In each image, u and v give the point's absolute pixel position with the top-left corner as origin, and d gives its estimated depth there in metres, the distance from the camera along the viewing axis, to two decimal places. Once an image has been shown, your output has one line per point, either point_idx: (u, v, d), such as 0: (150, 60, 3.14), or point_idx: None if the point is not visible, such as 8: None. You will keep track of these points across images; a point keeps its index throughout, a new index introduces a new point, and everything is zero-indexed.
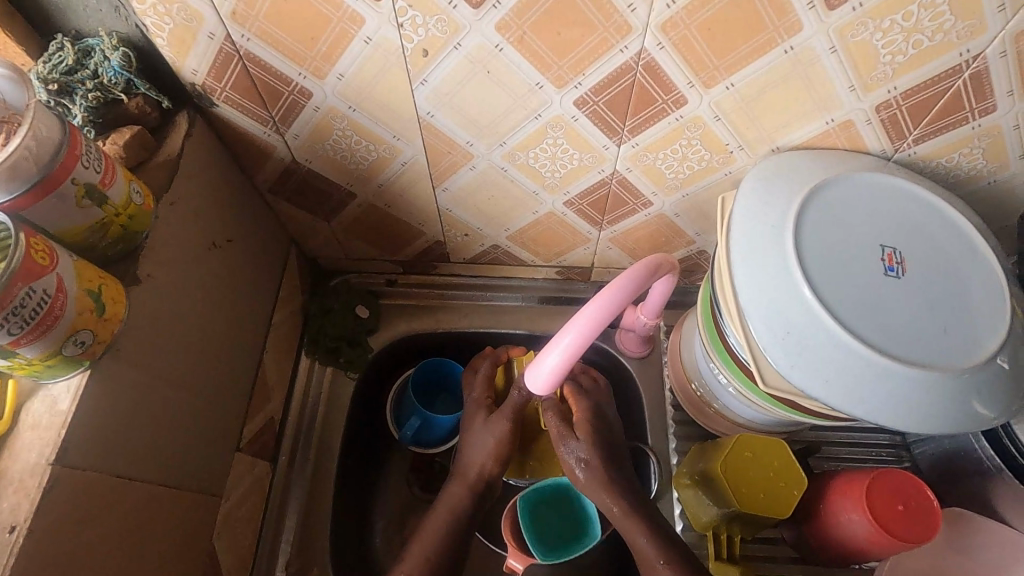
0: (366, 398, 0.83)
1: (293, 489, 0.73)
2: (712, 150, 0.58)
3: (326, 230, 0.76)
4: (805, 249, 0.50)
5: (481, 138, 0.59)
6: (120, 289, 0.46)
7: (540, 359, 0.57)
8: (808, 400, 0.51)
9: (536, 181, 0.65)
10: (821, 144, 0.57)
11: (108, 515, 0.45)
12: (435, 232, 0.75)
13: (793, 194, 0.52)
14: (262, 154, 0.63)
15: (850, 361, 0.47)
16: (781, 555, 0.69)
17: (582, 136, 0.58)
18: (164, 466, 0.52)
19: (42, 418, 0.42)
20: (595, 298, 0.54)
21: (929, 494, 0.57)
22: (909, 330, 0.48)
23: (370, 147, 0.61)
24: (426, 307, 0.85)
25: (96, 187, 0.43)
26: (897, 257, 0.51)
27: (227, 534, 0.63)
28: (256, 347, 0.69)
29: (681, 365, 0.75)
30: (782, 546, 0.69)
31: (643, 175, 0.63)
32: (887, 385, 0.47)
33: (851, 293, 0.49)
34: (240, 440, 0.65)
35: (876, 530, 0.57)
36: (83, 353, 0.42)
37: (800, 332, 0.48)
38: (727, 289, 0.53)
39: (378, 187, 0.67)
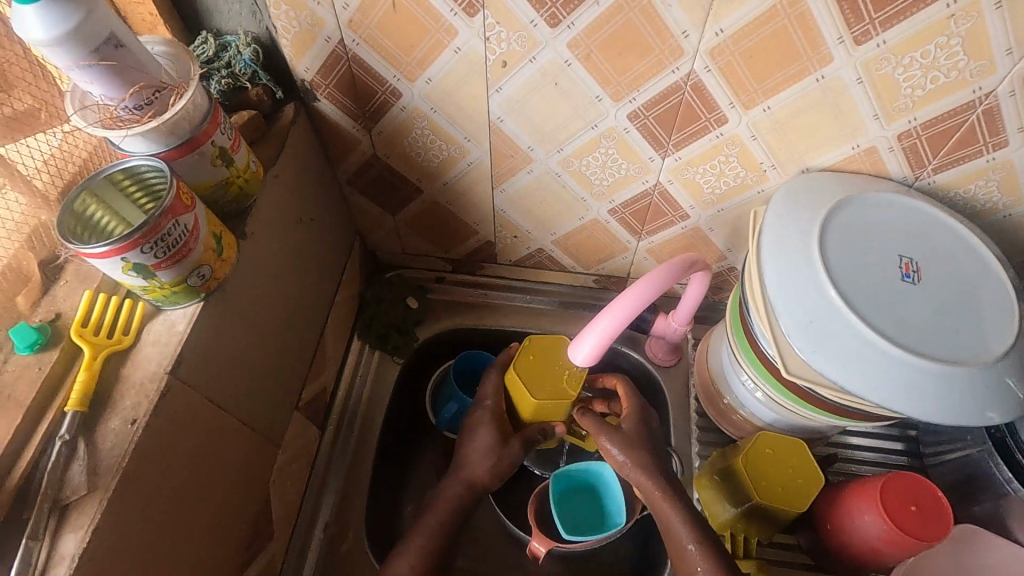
0: (407, 384, 0.90)
1: (337, 457, 0.79)
2: (748, 168, 0.65)
3: (389, 224, 0.84)
4: (827, 251, 0.56)
5: (541, 144, 0.67)
6: (233, 240, 0.54)
7: (581, 337, 0.62)
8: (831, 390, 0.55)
9: (585, 187, 0.72)
10: (847, 168, 0.63)
11: (199, 429, 0.51)
12: (487, 231, 0.83)
13: (821, 207, 0.58)
14: (349, 146, 0.72)
15: (865, 350, 0.52)
16: (796, 561, 0.72)
17: (631, 146, 0.65)
18: (242, 403, 0.59)
19: (161, 337, 0.49)
20: (637, 286, 0.60)
21: (939, 494, 0.60)
22: (922, 329, 0.53)
23: (442, 146, 0.70)
24: (472, 305, 0.92)
25: (227, 151, 0.52)
26: (913, 267, 0.56)
27: (280, 484, 0.69)
28: (320, 319, 0.76)
29: (708, 372, 0.80)
30: (797, 552, 0.72)
31: (683, 188, 0.70)
32: (903, 375, 0.51)
33: (869, 292, 0.54)
34: (299, 400, 0.72)
35: (891, 528, 0.60)
36: (200, 286, 0.50)
37: (820, 320, 0.53)
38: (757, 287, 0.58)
39: (442, 184, 0.76)
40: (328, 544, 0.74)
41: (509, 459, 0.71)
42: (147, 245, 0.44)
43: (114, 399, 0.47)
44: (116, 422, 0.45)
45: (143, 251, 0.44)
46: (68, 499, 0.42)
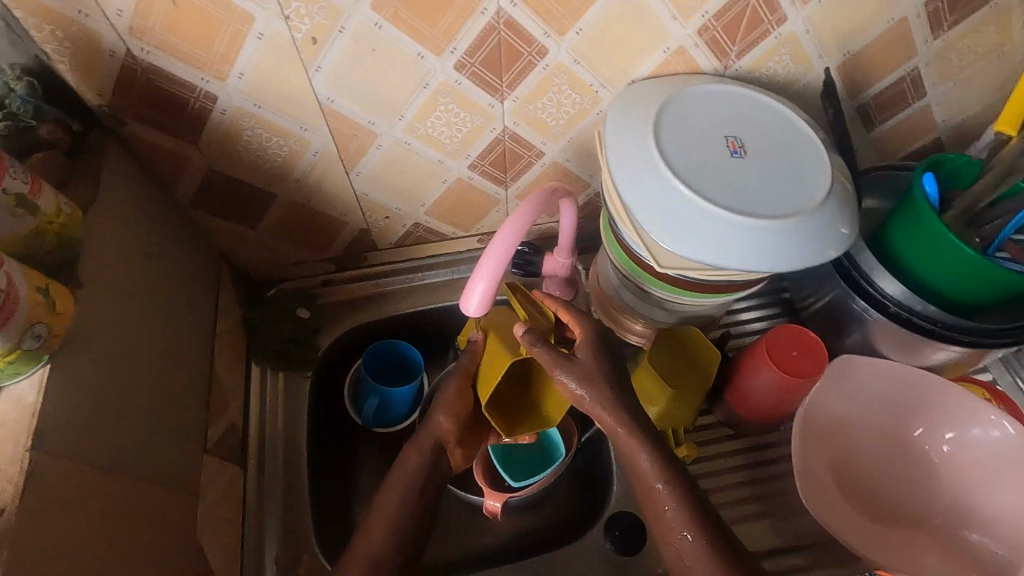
0: (323, 395, 0.87)
1: (268, 486, 0.76)
2: (581, 93, 0.68)
3: (253, 239, 0.80)
4: (664, 147, 0.60)
5: (380, 116, 0.66)
6: (67, 292, 0.49)
7: (470, 287, 0.59)
8: (701, 270, 0.61)
9: (438, 149, 0.72)
10: (666, 72, 0.68)
11: (89, 499, 0.47)
12: (357, 219, 0.81)
13: (650, 111, 0.62)
14: (179, 167, 0.66)
15: (715, 226, 0.57)
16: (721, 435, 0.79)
17: (468, 97, 0.66)
18: (135, 460, 0.54)
19: (10, 413, 0.44)
20: (507, 224, 0.59)
21: (811, 334, 0.68)
22: (757, 194, 0.59)
23: (281, 142, 0.66)
24: (367, 298, 0.90)
25: (27, 196, 0.47)
26: (739, 144, 0.62)
27: (211, 531, 0.65)
28: (205, 354, 0.71)
29: (603, 296, 0.84)
30: (719, 427, 0.79)
31: (530, 127, 0.72)
32: (753, 238, 0.57)
33: (707, 174, 0.59)
34: (206, 441, 0.67)
35: (784, 377, 0.67)
36: (41, 347, 0.45)
37: (673, 211, 0.58)
38: (617, 199, 0.62)
39: (295, 183, 0.72)
40: (284, 574, 0.71)
41: (444, 431, 0.71)
42: None
43: None
44: None
45: None
46: None
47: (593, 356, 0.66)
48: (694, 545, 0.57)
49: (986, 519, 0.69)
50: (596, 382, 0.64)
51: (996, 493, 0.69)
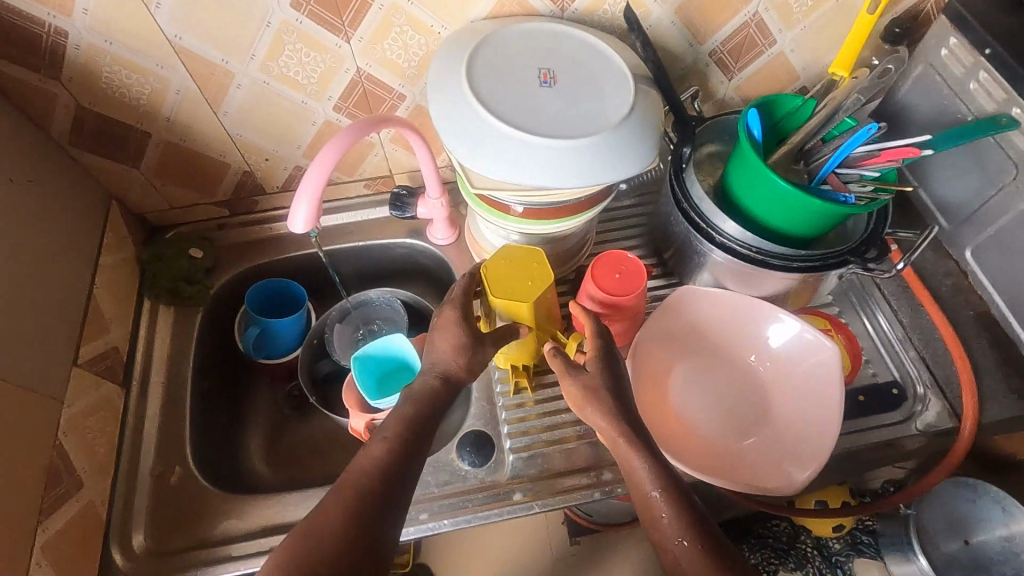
0: (215, 330, 0.93)
1: (149, 408, 0.82)
2: (424, 34, 0.73)
3: (139, 180, 0.85)
4: (476, 74, 0.64)
5: (232, 54, 0.71)
6: None
7: (294, 208, 0.64)
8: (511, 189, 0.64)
9: (298, 90, 0.77)
10: (504, 14, 0.73)
11: None
12: (237, 160, 0.86)
13: (467, 48, 0.66)
14: (47, 102, 0.72)
15: (510, 142, 0.60)
16: None
17: (312, 36, 0.71)
18: None
19: None
20: (330, 146, 0.64)
21: (636, 260, 0.72)
22: (557, 117, 0.63)
23: (140, 80, 0.72)
24: (261, 242, 0.96)
25: None
26: (550, 76, 0.66)
27: (78, 437, 0.71)
28: (83, 280, 0.77)
29: (474, 236, 0.90)
30: None
31: (383, 68, 0.76)
32: (547, 155, 0.61)
33: (512, 99, 0.63)
34: (76, 356, 0.73)
35: (604, 294, 0.70)
36: None
37: (474, 129, 0.61)
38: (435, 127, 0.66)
39: (165, 121, 0.78)
40: (157, 483, 0.77)
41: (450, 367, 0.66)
42: None
43: None
44: None
45: None
46: None
47: (600, 369, 0.65)
48: (690, 553, 0.54)
49: (802, 437, 0.73)
50: (600, 394, 0.63)
51: (814, 410, 0.74)
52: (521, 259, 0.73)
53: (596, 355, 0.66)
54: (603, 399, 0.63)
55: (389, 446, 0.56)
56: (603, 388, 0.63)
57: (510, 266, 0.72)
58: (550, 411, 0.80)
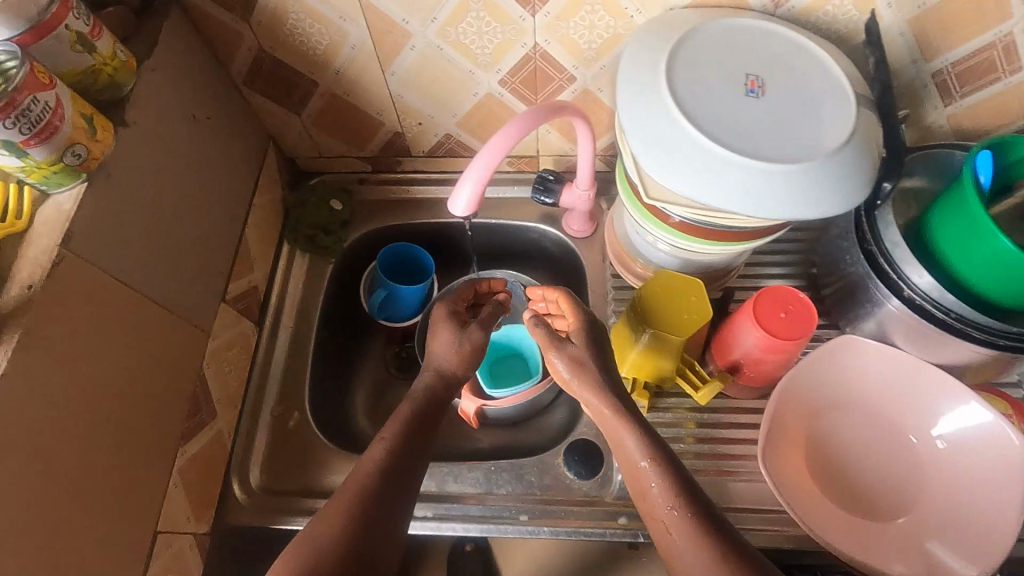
0: (342, 283, 0.95)
1: (277, 350, 0.85)
2: (615, 16, 0.67)
3: (298, 126, 0.86)
4: (676, 74, 0.58)
5: (414, 15, 0.68)
6: (109, 124, 0.56)
7: (456, 189, 0.61)
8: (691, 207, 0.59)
9: (469, 59, 0.74)
10: (708, 3, 0.65)
11: (105, 303, 0.56)
12: (391, 121, 0.85)
13: (666, 46, 0.59)
14: (233, 42, 0.72)
15: (704, 160, 0.55)
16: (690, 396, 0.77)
17: (498, 6, 0.66)
18: (154, 287, 0.63)
19: (51, 217, 0.53)
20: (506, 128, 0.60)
21: (806, 298, 0.64)
22: (761, 135, 0.56)
23: (322, 31, 0.71)
24: (397, 202, 0.96)
25: (86, 37, 0.54)
26: (759, 83, 0.58)
27: (217, 371, 0.74)
28: (238, 219, 0.79)
29: (616, 234, 0.85)
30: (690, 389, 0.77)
31: (561, 47, 0.71)
32: (752, 182, 0.54)
33: (713, 108, 0.57)
34: (224, 293, 0.76)
35: (765, 336, 0.64)
36: (80, 166, 0.53)
37: (667, 140, 0.56)
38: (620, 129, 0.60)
39: (335, 74, 0.77)
40: (276, 423, 0.81)
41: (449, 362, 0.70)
42: (9, 120, 0.47)
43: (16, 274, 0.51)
44: (16, 291, 0.50)
45: (6, 126, 0.47)
46: None
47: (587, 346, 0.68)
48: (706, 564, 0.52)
49: (961, 534, 0.65)
50: (586, 366, 0.67)
51: (981, 507, 0.65)
52: (669, 289, 0.69)
53: (581, 329, 0.70)
54: (593, 376, 0.66)
55: (386, 446, 0.60)
56: (595, 370, 0.66)
57: (664, 290, 0.70)
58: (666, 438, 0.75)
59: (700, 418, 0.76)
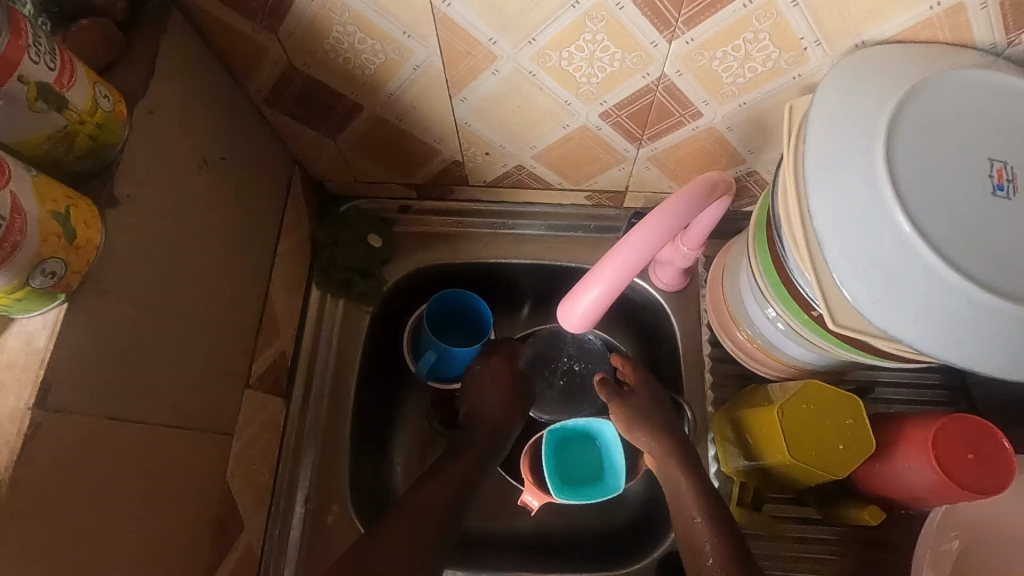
0: (381, 334, 0.79)
1: (309, 425, 0.71)
2: (783, 47, 0.49)
3: (331, 150, 0.68)
4: (896, 159, 0.41)
5: (506, 35, 0.50)
6: (93, 211, 0.40)
7: (579, 292, 0.48)
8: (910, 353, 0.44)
9: (568, 88, 0.56)
10: (918, 37, 0.47)
11: (102, 457, 0.41)
12: (451, 150, 0.67)
13: (874, 127, 0.42)
14: (253, 56, 0.54)
15: (936, 294, 0.39)
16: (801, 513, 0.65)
17: (625, 28, 0.48)
18: (164, 406, 0.48)
19: (19, 357, 0.38)
20: (659, 212, 0.46)
21: (1004, 441, 0.50)
22: (1015, 258, 0.40)
23: (377, 48, 0.52)
24: (447, 236, 0.79)
25: (52, 88, 0.36)
26: (1008, 174, 0.41)
27: (242, 473, 0.60)
28: (262, 278, 0.63)
29: (722, 299, 0.69)
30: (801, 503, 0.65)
31: (696, 80, 0.54)
32: (1020, 334, 0.40)
33: (947, 214, 0.40)
34: (249, 375, 0.61)
35: (943, 482, 0.51)
36: (56, 286, 0.37)
37: (881, 260, 0.40)
38: (810, 250, 0.43)
39: (386, 97, 0.59)
40: (312, 518, 0.68)
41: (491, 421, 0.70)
42: None
43: None
44: None
45: None
46: None
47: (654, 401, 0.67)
48: None
49: None
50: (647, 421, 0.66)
51: None
52: (819, 404, 0.55)
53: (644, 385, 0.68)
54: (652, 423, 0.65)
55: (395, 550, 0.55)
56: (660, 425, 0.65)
57: (809, 405, 0.55)
58: (769, 556, 0.64)
59: (813, 533, 0.64)
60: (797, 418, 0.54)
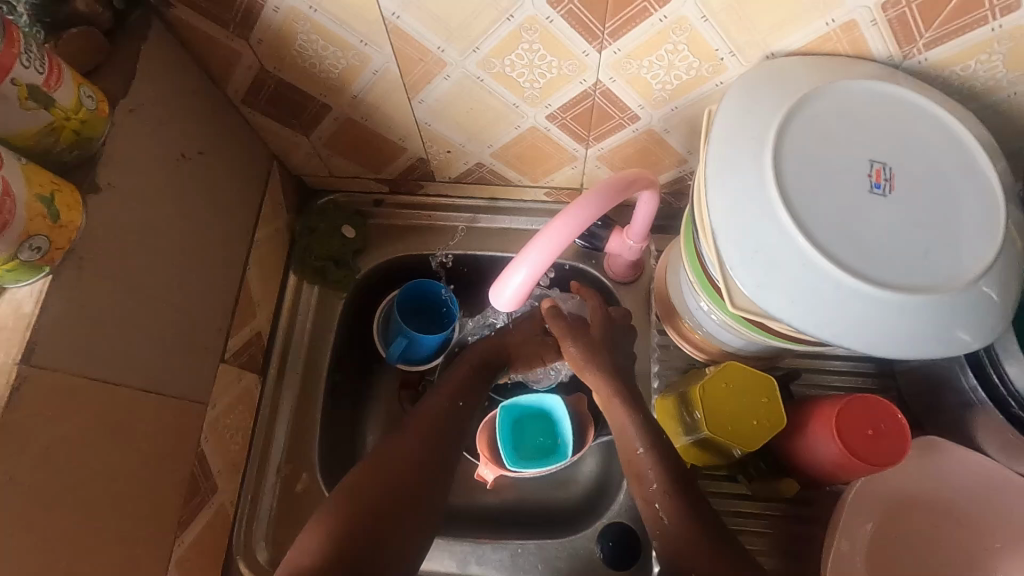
0: (354, 320, 0.85)
1: (283, 401, 0.77)
2: (702, 57, 0.54)
3: (306, 146, 0.74)
4: (786, 159, 0.46)
5: (452, 43, 0.55)
6: (76, 196, 0.46)
7: (506, 275, 0.53)
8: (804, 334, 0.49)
9: (515, 92, 0.61)
10: (821, 49, 0.52)
11: (82, 412, 0.47)
12: (416, 147, 0.72)
13: (766, 132, 0.47)
14: (229, 60, 0.60)
15: (816, 280, 0.45)
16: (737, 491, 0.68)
17: (558, 39, 0.53)
18: (140, 371, 0.54)
19: (10, 320, 0.44)
20: (594, 192, 0.52)
21: (901, 418, 0.55)
22: (888, 249, 0.45)
23: (338, 54, 0.58)
24: (417, 228, 0.85)
25: (40, 89, 0.42)
26: (886, 174, 0.47)
27: (216, 440, 0.66)
28: (238, 262, 0.69)
29: (667, 288, 0.74)
30: (733, 481, 0.69)
31: (629, 86, 0.59)
32: (889, 316, 0.45)
33: (828, 208, 0.46)
34: (224, 350, 0.67)
35: (845, 455, 0.56)
36: (41, 260, 0.43)
37: (769, 249, 0.45)
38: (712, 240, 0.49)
39: (352, 99, 0.65)
40: (282, 485, 0.74)
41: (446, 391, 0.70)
42: None
43: None
44: None
45: None
46: None
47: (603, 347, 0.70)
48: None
49: None
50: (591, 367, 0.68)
51: None
52: (738, 382, 0.61)
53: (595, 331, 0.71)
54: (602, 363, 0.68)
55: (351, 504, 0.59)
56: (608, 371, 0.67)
57: (730, 383, 0.61)
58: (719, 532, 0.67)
59: (749, 505, 0.68)
60: (721, 392, 0.60)
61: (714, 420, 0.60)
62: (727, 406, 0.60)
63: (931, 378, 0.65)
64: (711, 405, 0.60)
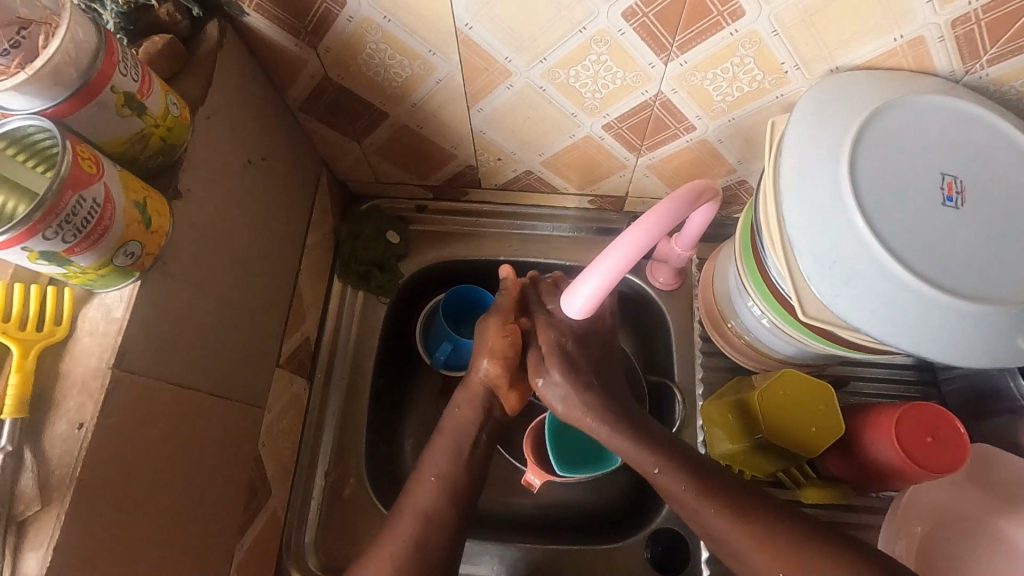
0: (395, 326, 0.85)
1: (329, 405, 0.77)
2: (766, 70, 0.55)
3: (356, 152, 0.75)
4: (860, 173, 0.47)
5: (519, 54, 0.56)
6: (163, 202, 0.46)
7: (577, 285, 0.56)
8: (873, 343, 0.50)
9: (575, 102, 0.62)
10: (885, 64, 0.53)
11: (161, 418, 0.47)
12: (466, 154, 0.73)
13: (839, 146, 0.48)
14: (294, 68, 0.60)
15: (894, 290, 0.46)
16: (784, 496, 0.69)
17: (626, 52, 0.54)
18: (210, 375, 0.54)
19: (99, 326, 0.44)
20: (665, 203, 0.53)
21: (959, 426, 0.56)
22: (962, 262, 0.46)
23: (404, 63, 0.59)
24: (459, 234, 0.86)
25: (135, 97, 0.43)
26: (957, 187, 0.48)
27: (271, 444, 0.66)
28: (291, 268, 0.69)
29: (713, 295, 0.75)
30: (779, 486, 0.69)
31: (690, 98, 0.60)
32: (965, 326, 0.46)
33: (903, 221, 0.47)
34: (279, 355, 0.67)
35: (904, 461, 0.56)
36: (132, 265, 0.43)
37: (847, 260, 0.46)
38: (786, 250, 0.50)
39: (410, 106, 0.65)
40: (330, 489, 0.74)
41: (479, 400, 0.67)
42: (50, 230, 0.36)
43: (58, 400, 0.42)
44: (63, 425, 0.42)
45: (47, 236, 0.36)
46: (23, 515, 0.39)
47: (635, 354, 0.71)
48: None
49: None
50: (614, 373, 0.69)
51: None
52: (796, 389, 0.63)
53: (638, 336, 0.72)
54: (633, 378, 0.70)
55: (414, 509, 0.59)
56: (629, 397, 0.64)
57: (790, 390, 0.63)
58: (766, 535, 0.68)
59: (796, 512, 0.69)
60: (783, 399, 0.62)
61: (774, 425, 0.62)
62: (787, 412, 0.62)
63: (981, 386, 0.67)
64: (772, 411, 0.62)
